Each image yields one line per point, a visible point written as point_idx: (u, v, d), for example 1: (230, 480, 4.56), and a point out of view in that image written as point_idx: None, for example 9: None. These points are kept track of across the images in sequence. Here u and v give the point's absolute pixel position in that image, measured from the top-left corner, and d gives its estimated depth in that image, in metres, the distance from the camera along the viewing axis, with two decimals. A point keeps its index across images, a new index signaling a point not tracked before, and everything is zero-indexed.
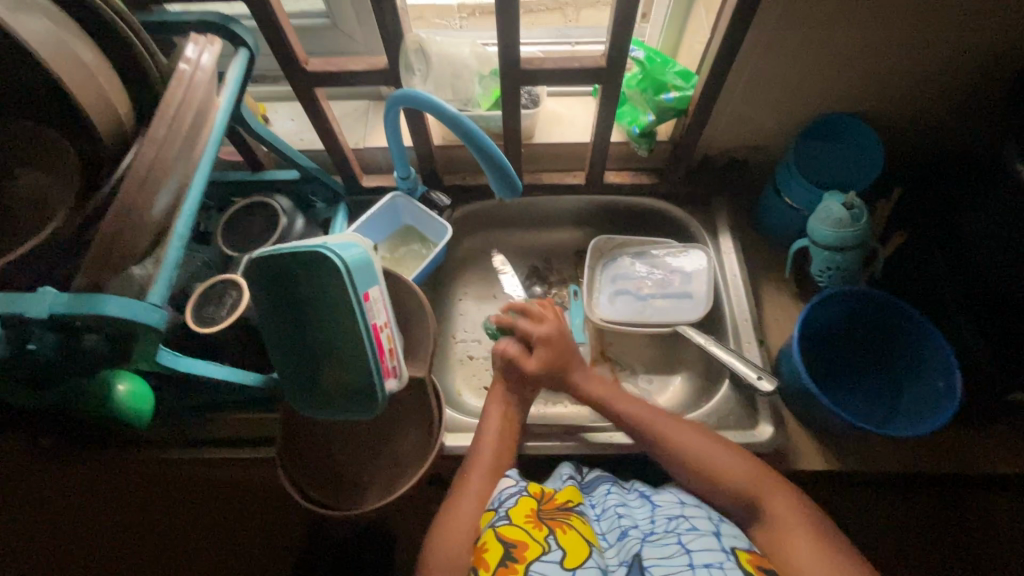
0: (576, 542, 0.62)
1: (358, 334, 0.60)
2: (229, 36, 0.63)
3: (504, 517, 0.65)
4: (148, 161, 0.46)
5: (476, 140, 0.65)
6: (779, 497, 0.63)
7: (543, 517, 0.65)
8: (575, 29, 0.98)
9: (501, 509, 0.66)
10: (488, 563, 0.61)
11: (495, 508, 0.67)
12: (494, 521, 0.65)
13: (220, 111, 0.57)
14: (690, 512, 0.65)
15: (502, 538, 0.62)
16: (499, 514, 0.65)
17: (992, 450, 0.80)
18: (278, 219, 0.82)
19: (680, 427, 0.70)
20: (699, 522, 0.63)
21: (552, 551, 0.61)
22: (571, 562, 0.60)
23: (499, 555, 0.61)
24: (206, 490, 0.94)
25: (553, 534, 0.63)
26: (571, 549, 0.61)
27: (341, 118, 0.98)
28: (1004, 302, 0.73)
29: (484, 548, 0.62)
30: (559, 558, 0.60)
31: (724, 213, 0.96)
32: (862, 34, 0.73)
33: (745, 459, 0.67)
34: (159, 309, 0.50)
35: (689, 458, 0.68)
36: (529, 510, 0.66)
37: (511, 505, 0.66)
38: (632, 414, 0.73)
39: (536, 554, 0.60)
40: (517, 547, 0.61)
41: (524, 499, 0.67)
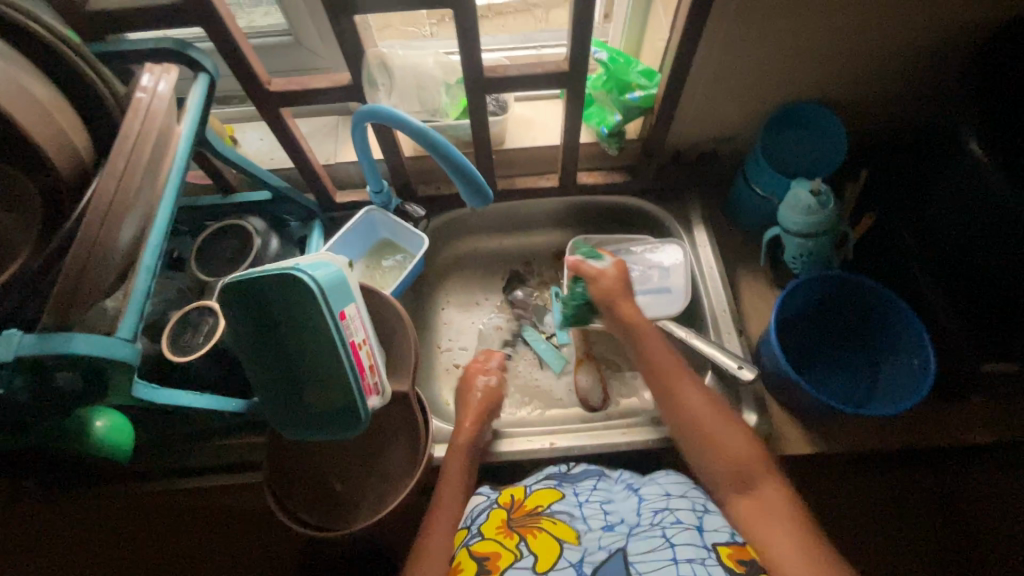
0: (548, 541, 0.62)
1: (337, 354, 0.59)
2: (187, 62, 0.63)
3: (477, 535, 0.67)
4: (107, 196, 0.45)
5: (445, 152, 0.66)
6: (772, 486, 0.61)
7: (514, 525, 0.66)
8: (541, 33, 0.98)
9: (474, 526, 0.70)
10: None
11: (468, 526, 0.71)
12: (467, 539, 0.68)
13: (182, 139, 0.57)
14: (675, 504, 0.65)
15: (474, 555, 0.64)
16: (471, 532, 0.69)
17: (970, 420, 0.82)
18: (252, 241, 0.82)
19: (699, 393, 0.70)
20: (683, 515, 0.63)
21: (524, 556, 0.61)
22: (542, 565, 0.59)
23: (473, 569, 0.62)
24: (198, 518, 0.92)
25: (525, 539, 0.63)
26: (541, 552, 0.61)
27: (310, 135, 0.98)
28: (971, 276, 0.75)
29: (458, 567, 0.64)
30: (530, 563, 0.60)
31: (697, 206, 0.97)
32: (814, 25, 0.74)
33: (744, 432, 0.66)
34: (130, 343, 0.49)
35: (694, 422, 0.67)
36: (501, 521, 0.68)
37: (483, 521, 0.69)
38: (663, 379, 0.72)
39: (509, 562, 0.61)
40: (491, 560, 0.62)
41: (494, 512, 0.70)
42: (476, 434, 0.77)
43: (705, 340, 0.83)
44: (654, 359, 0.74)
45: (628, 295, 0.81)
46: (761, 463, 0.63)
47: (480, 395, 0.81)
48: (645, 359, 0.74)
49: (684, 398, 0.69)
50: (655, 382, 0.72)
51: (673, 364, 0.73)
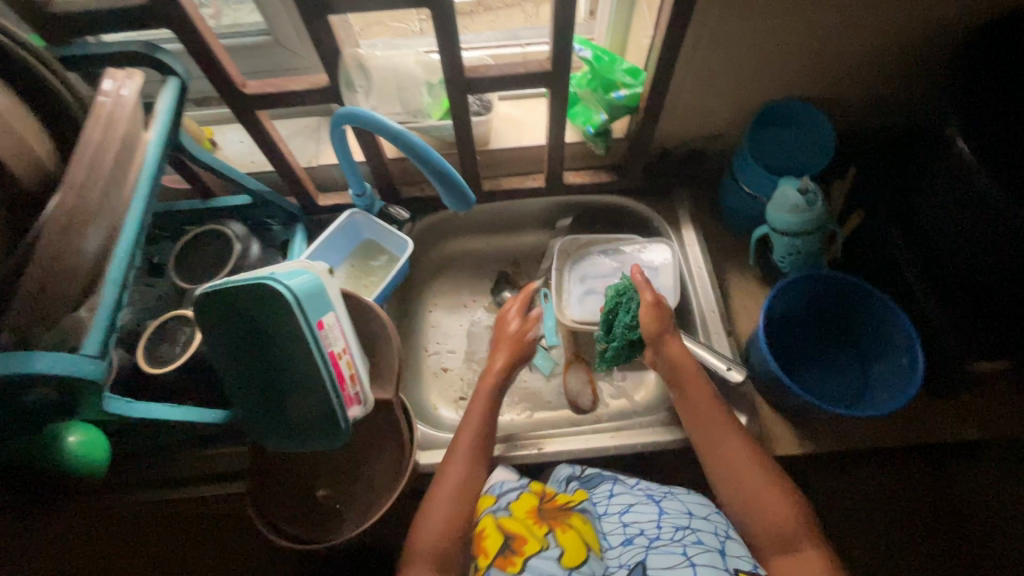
0: (575, 541, 0.64)
1: (315, 364, 0.58)
2: (156, 65, 0.61)
3: (504, 510, 0.70)
4: (68, 208, 0.43)
5: (424, 156, 0.64)
6: (815, 552, 0.58)
7: (545, 515, 0.68)
8: (526, 30, 0.96)
9: (502, 500, 0.71)
10: (488, 550, 0.65)
11: (496, 496, 0.72)
12: (495, 508, 0.70)
13: (150, 146, 0.55)
14: (698, 524, 0.64)
15: (502, 530, 0.66)
16: (500, 504, 0.70)
17: (959, 417, 0.81)
18: (232, 246, 0.80)
19: (743, 446, 0.66)
20: (706, 537, 0.61)
21: (550, 548, 0.63)
22: (569, 561, 0.61)
23: (498, 544, 0.65)
24: (183, 528, 0.91)
25: (553, 532, 0.65)
26: (569, 548, 0.63)
27: (290, 137, 0.96)
28: (960, 274, 0.74)
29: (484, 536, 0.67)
30: (556, 556, 0.62)
31: (685, 205, 0.96)
32: (799, 22, 0.73)
33: (775, 481, 0.63)
34: (97, 359, 0.48)
35: (737, 481, 0.64)
36: (531, 508, 0.69)
37: (513, 500, 0.71)
38: (706, 430, 0.68)
39: (534, 550, 0.63)
40: (517, 540, 0.65)
41: (525, 495, 0.71)
42: (504, 376, 0.77)
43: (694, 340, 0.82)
44: (692, 391, 0.70)
45: (673, 331, 0.74)
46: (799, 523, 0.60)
47: (511, 336, 0.81)
48: (688, 405, 0.70)
49: (727, 452, 0.66)
50: (698, 434, 0.68)
51: (717, 413, 0.68)
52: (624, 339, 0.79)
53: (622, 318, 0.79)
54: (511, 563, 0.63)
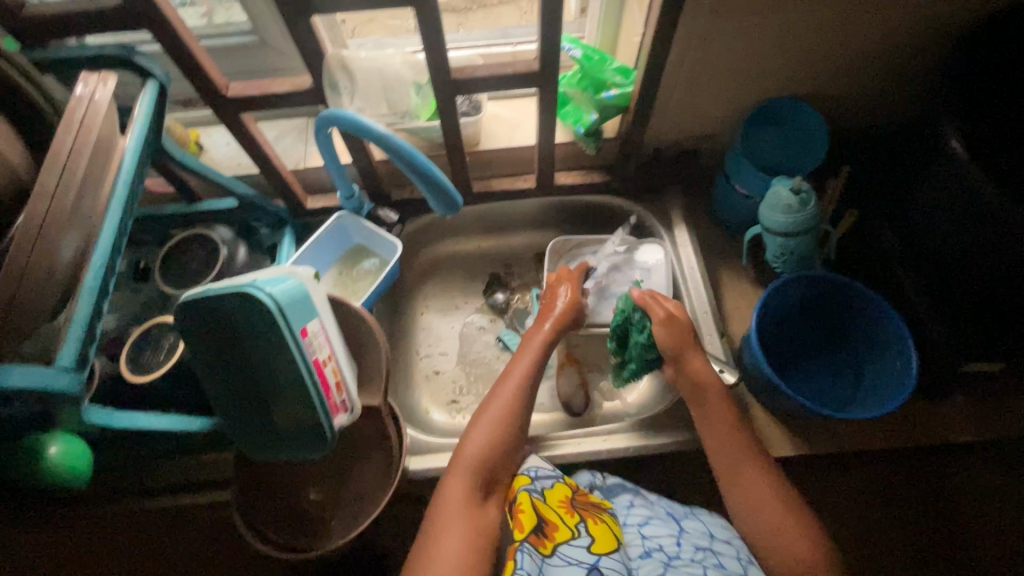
0: (605, 533, 0.64)
1: (299, 374, 0.57)
2: (135, 68, 0.59)
3: (539, 492, 0.65)
4: (39, 218, 0.42)
5: (409, 159, 0.63)
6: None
7: (576, 505, 0.67)
8: (516, 29, 0.95)
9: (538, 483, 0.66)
10: (522, 524, 0.61)
11: (530, 476, 0.67)
12: (531, 488, 0.65)
13: (128, 152, 0.54)
14: (719, 547, 0.62)
15: (539, 512, 0.62)
16: (536, 486, 0.65)
17: (954, 419, 0.81)
18: (218, 250, 0.79)
19: (760, 470, 0.64)
20: (729, 562, 0.60)
21: (581, 536, 0.62)
22: (599, 547, 0.61)
23: (533, 523, 0.61)
24: (172, 535, 0.90)
25: (584, 522, 0.64)
26: (598, 537, 0.63)
27: (277, 139, 0.94)
28: (953, 274, 0.73)
29: (519, 510, 0.63)
30: (587, 544, 0.61)
31: (678, 205, 0.95)
32: (790, 20, 0.72)
33: (774, 487, 0.62)
34: (72, 372, 0.47)
35: (753, 507, 0.62)
36: (564, 496, 0.67)
37: (549, 486, 0.67)
38: (734, 450, 0.65)
39: (566, 537, 0.61)
40: (549, 527, 0.62)
41: (560, 484, 0.68)
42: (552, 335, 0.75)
43: None
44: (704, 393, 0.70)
45: (696, 345, 0.72)
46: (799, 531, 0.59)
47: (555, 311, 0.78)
48: (715, 424, 0.68)
49: (740, 477, 0.64)
50: (722, 453, 0.66)
51: (743, 439, 0.66)
52: (640, 358, 0.78)
53: (637, 337, 0.77)
54: (541, 545, 0.60)
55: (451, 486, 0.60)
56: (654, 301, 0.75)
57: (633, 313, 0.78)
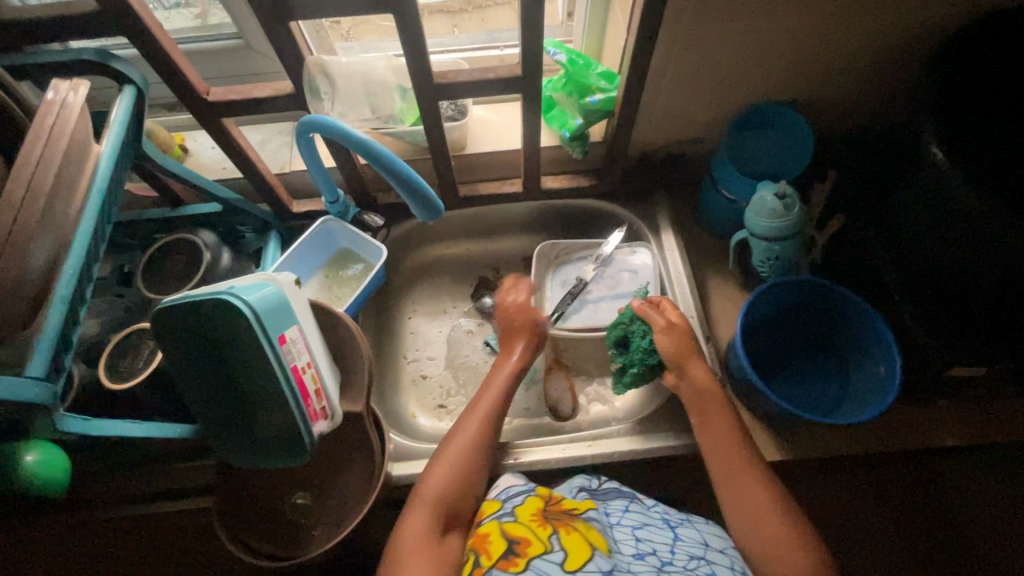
0: (580, 543, 0.60)
1: (276, 381, 0.57)
2: (111, 73, 0.59)
3: (509, 514, 0.65)
4: (6, 227, 0.42)
5: (389, 165, 0.63)
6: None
7: (549, 517, 0.64)
8: (502, 33, 0.95)
9: (507, 504, 0.67)
10: (491, 553, 0.61)
11: (501, 500, 0.69)
12: (499, 514, 0.66)
13: (103, 158, 0.53)
14: (713, 557, 0.61)
15: (506, 534, 0.62)
16: (504, 508, 0.66)
17: (937, 423, 0.81)
18: (201, 255, 0.78)
19: (755, 480, 0.64)
20: (721, 571, 0.58)
21: (554, 550, 0.59)
22: (572, 564, 0.57)
23: (502, 549, 0.60)
24: (158, 542, 0.89)
25: (558, 533, 0.61)
26: (573, 551, 0.59)
27: (262, 143, 0.94)
28: (935, 279, 0.73)
29: (487, 539, 0.63)
30: (560, 559, 0.58)
31: (665, 209, 0.95)
32: (773, 26, 0.72)
33: (765, 492, 0.63)
34: (41, 382, 0.46)
35: (749, 517, 0.62)
36: (536, 510, 0.65)
37: (519, 503, 0.67)
38: (729, 463, 0.66)
39: (538, 551, 0.59)
40: (520, 543, 0.60)
41: (531, 498, 0.68)
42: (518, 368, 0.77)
43: None
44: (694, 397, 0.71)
45: (697, 353, 0.73)
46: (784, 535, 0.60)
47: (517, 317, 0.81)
48: (711, 433, 0.68)
49: (740, 484, 0.64)
50: (718, 465, 0.66)
51: (740, 449, 0.66)
52: (642, 364, 0.76)
53: (638, 342, 0.76)
54: (512, 564, 0.58)
55: (413, 523, 0.62)
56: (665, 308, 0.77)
57: (630, 323, 0.78)
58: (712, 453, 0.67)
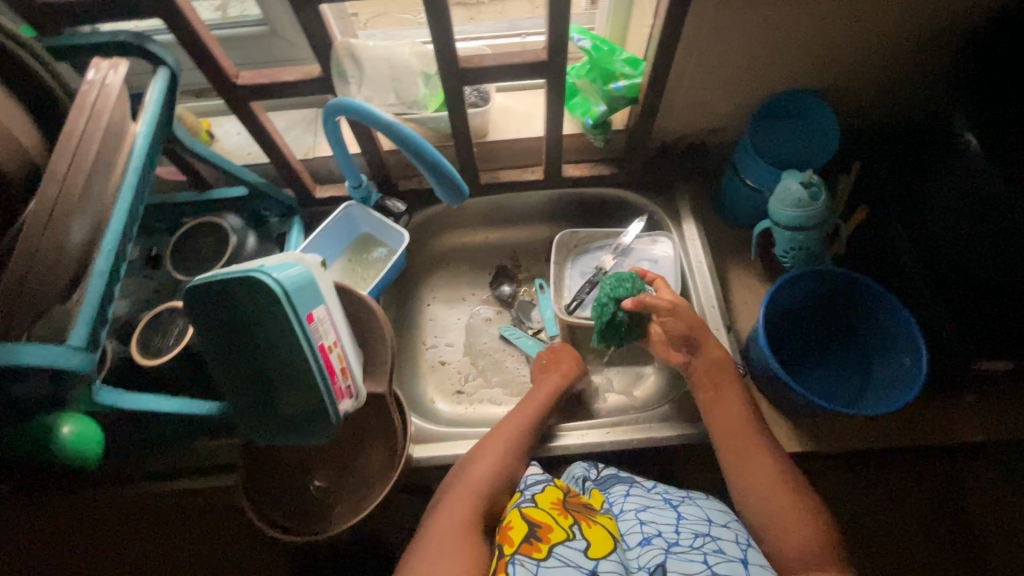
0: (601, 535, 0.60)
1: (305, 359, 0.58)
2: (146, 54, 0.60)
3: (529, 501, 0.64)
4: (50, 199, 0.43)
5: (417, 148, 0.63)
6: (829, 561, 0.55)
7: (570, 508, 0.65)
8: (525, 20, 0.95)
9: (528, 492, 0.67)
10: (512, 539, 0.58)
11: (521, 490, 0.67)
12: (520, 501, 0.65)
13: (139, 137, 0.54)
14: (717, 532, 0.60)
15: (527, 519, 0.60)
16: (525, 496, 0.65)
17: (962, 417, 0.80)
18: (228, 238, 0.80)
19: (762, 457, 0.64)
20: (728, 546, 0.57)
21: (576, 538, 0.59)
22: (595, 551, 0.57)
23: (523, 533, 0.58)
24: (184, 517, 0.92)
25: (578, 524, 0.62)
26: (595, 541, 0.59)
27: (287, 129, 0.95)
28: (962, 269, 0.72)
29: (508, 526, 0.61)
30: (583, 547, 0.58)
31: (686, 199, 0.94)
32: (803, 11, 0.71)
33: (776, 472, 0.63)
34: (83, 352, 0.47)
35: (762, 501, 0.61)
36: (556, 499, 0.65)
37: (538, 492, 0.66)
38: (737, 447, 0.66)
39: (561, 538, 0.58)
40: (542, 528, 0.59)
41: (551, 488, 0.67)
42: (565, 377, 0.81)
43: None
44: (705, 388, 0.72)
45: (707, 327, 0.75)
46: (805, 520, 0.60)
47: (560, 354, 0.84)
48: (716, 419, 0.70)
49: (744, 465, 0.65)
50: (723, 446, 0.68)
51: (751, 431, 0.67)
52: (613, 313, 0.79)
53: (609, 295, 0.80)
54: (535, 547, 0.56)
55: (457, 507, 0.62)
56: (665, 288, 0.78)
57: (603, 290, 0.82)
58: (717, 434, 0.69)
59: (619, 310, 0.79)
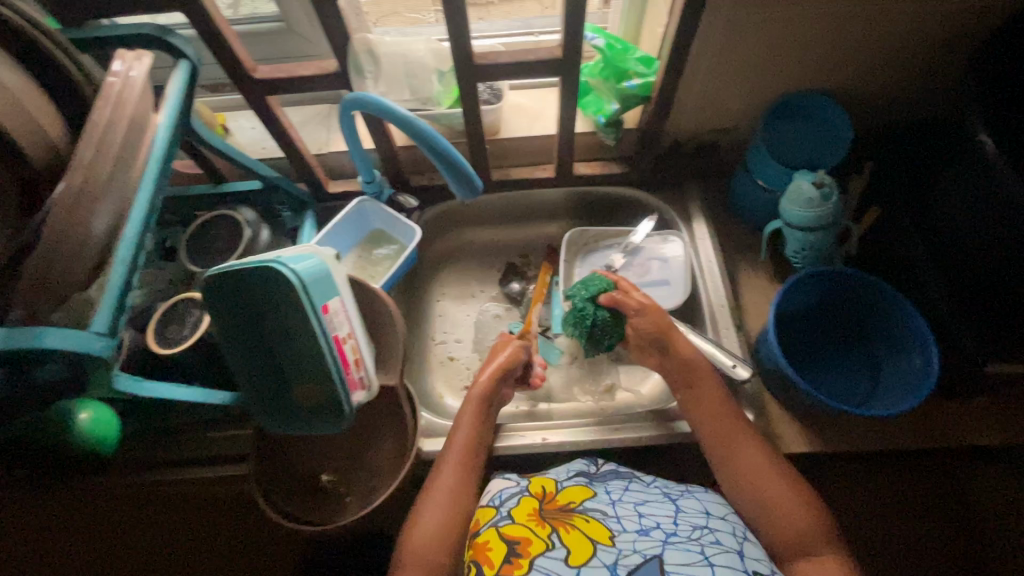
0: (581, 539, 0.60)
1: (319, 350, 0.58)
2: (168, 47, 0.61)
3: (505, 517, 0.64)
4: (76, 186, 0.44)
5: (431, 142, 0.64)
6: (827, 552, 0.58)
7: (546, 516, 0.64)
8: (539, 19, 0.96)
9: (502, 508, 0.66)
10: (492, 561, 0.59)
11: (495, 505, 0.67)
12: (496, 519, 0.64)
13: (161, 128, 0.55)
14: (716, 524, 0.62)
15: (505, 537, 0.61)
16: (500, 513, 0.65)
17: (971, 421, 0.80)
18: (242, 231, 0.80)
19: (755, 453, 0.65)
20: (724, 537, 0.59)
21: (556, 547, 0.59)
22: (576, 559, 0.57)
23: (503, 553, 0.59)
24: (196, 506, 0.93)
25: (558, 532, 0.61)
26: (574, 547, 0.59)
27: (302, 124, 0.96)
28: (974, 270, 0.72)
29: (486, 546, 0.61)
30: (563, 556, 0.58)
31: (697, 198, 0.94)
32: (818, 10, 0.71)
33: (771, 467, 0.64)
34: (105, 337, 0.49)
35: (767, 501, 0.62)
36: (532, 510, 0.65)
37: (514, 505, 0.66)
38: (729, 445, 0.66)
39: (540, 550, 0.59)
40: (522, 543, 0.60)
41: (526, 499, 0.67)
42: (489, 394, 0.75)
43: (702, 336, 0.81)
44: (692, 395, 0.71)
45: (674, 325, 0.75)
46: (812, 520, 0.60)
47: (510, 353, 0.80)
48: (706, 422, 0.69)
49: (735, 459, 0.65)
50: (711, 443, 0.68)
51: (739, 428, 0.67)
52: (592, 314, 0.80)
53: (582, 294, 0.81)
54: (515, 565, 0.57)
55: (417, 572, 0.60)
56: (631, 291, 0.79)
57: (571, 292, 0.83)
58: (705, 430, 0.69)
59: (592, 308, 0.80)
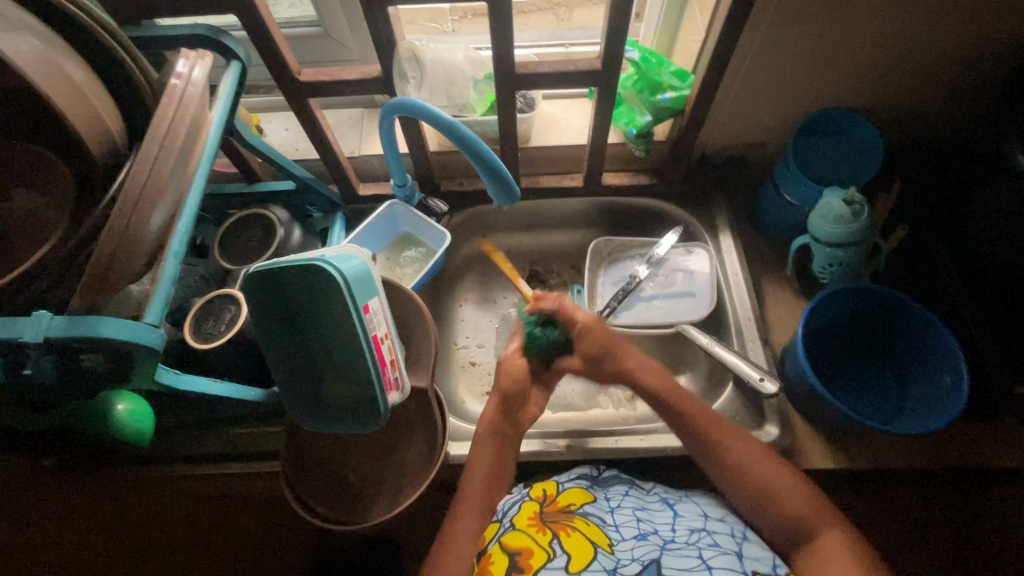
0: (581, 543, 0.63)
1: (359, 348, 0.59)
2: (220, 49, 0.63)
3: (508, 526, 0.67)
4: (142, 179, 0.45)
5: (473, 147, 0.65)
6: (806, 520, 0.60)
7: (547, 520, 0.67)
8: (568, 31, 0.97)
9: (505, 517, 0.70)
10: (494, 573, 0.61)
11: (499, 519, 0.70)
12: (500, 529, 0.68)
13: (214, 125, 0.57)
14: (713, 527, 0.65)
15: (507, 550, 0.63)
16: (504, 524, 0.68)
17: (999, 442, 0.79)
18: (275, 230, 0.81)
19: (741, 441, 0.67)
20: (722, 539, 0.62)
21: (557, 556, 0.61)
22: (576, 565, 0.59)
23: (504, 565, 0.61)
24: (214, 501, 0.94)
25: (558, 538, 0.63)
26: (575, 553, 0.61)
27: (335, 127, 0.98)
28: (1006, 290, 0.72)
29: (490, 559, 0.64)
30: (564, 563, 0.60)
31: (723, 211, 0.95)
32: (853, 31, 0.72)
33: (759, 453, 0.66)
34: (157, 328, 0.50)
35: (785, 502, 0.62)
36: (533, 514, 0.68)
37: (515, 513, 0.69)
38: (718, 431, 0.68)
39: (542, 561, 0.60)
40: (523, 555, 0.62)
41: (526, 505, 0.70)
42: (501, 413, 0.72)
43: (728, 348, 0.81)
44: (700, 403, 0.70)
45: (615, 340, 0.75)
46: (818, 510, 0.61)
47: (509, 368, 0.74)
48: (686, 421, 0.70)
49: (726, 448, 0.67)
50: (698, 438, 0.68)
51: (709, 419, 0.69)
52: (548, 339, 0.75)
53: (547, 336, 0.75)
54: None
55: None
56: (586, 334, 0.74)
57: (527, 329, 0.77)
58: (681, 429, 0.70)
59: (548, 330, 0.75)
